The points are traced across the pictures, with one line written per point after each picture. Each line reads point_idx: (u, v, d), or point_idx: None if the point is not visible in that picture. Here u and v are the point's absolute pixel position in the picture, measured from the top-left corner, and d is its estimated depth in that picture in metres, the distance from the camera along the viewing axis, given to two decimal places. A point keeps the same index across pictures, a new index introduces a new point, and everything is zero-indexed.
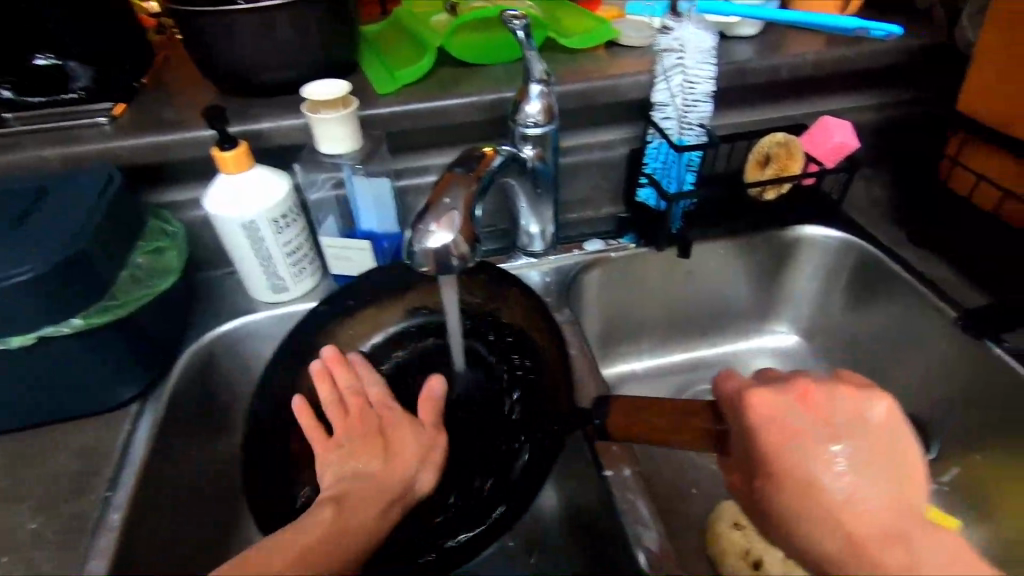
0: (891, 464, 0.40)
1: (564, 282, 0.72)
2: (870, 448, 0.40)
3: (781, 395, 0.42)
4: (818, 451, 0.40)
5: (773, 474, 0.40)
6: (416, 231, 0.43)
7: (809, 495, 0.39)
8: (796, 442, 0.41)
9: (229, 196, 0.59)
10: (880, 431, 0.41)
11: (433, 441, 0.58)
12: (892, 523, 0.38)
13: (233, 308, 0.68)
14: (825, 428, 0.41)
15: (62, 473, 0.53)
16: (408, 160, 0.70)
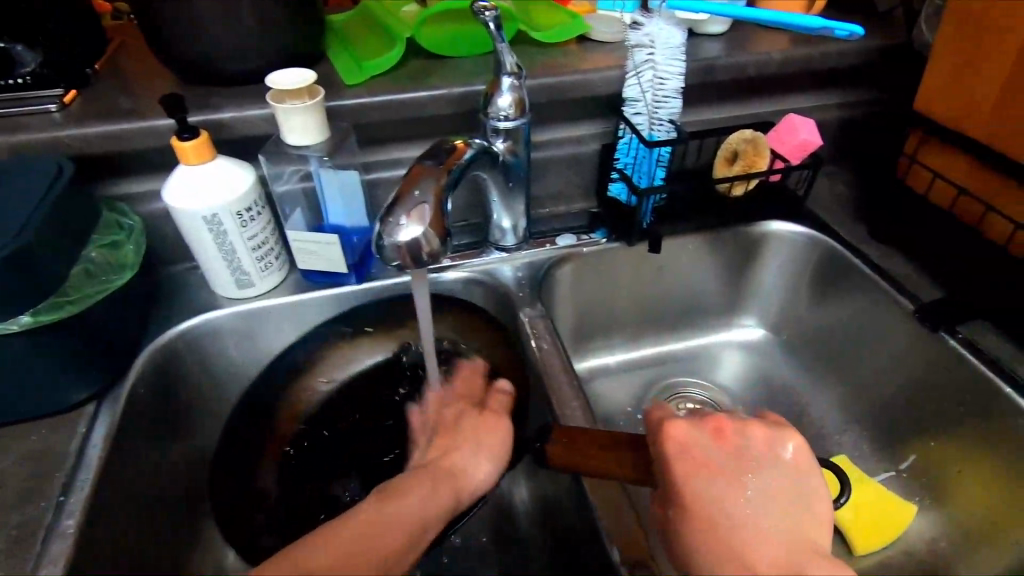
0: (794, 501, 0.41)
1: (536, 276, 0.71)
2: (774, 483, 0.41)
3: (697, 427, 0.44)
4: (723, 482, 0.41)
5: (680, 502, 0.41)
6: (386, 224, 0.42)
7: (711, 524, 0.40)
8: (704, 473, 0.42)
9: (189, 189, 0.57)
10: (787, 467, 0.42)
11: (493, 434, 0.53)
12: (787, 553, 0.39)
13: (196, 304, 0.66)
14: (732, 460, 0.42)
15: (10, 478, 0.50)
16: (378, 153, 0.69)
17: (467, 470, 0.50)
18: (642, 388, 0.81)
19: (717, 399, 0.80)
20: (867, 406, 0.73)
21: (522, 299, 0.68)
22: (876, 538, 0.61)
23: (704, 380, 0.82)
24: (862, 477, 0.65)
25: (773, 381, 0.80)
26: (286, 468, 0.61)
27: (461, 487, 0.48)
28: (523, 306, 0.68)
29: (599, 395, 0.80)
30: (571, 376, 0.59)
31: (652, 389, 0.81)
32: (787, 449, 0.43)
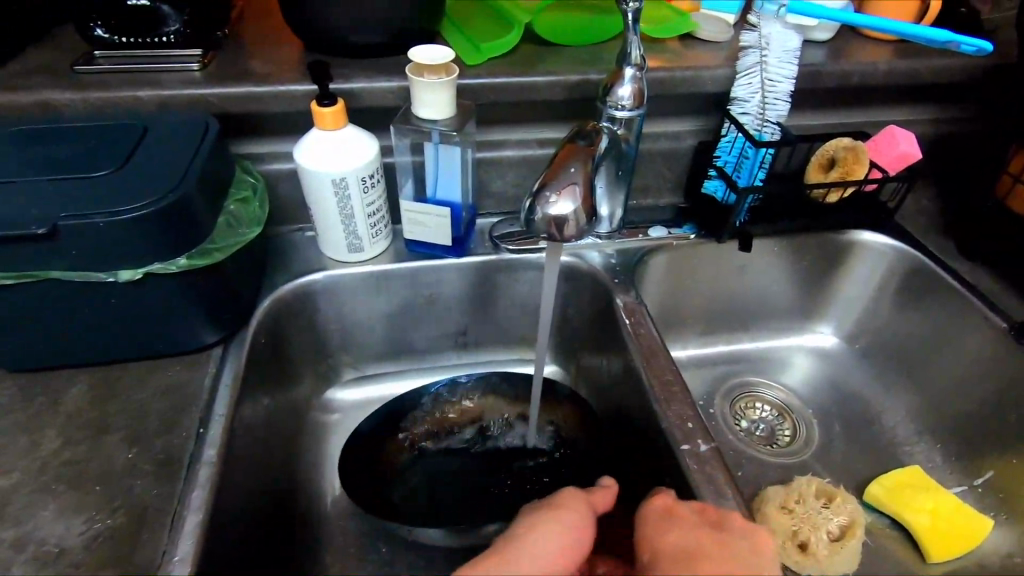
0: (763, 574, 0.42)
1: (629, 264, 0.73)
2: (743, 547, 0.43)
3: (684, 502, 0.48)
4: (698, 536, 0.44)
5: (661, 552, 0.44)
6: (541, 198, 0.45)
7: (678, 562, 0.42)
8: (680, 526, 0.45)
9: (323, 152, 0.60)
10: (760, 540, 0.44)
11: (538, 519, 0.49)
12: None
13: (306, 262, 0.69)
14: (709, 526, 0.45)
15: (149, 408, 0.53)
16: (486, 133, 0.72)
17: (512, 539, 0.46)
18: (713, 383, 0.82)
19: (789, 402, 0.81)
20: (942, 419, 0.73)
21: (617, 285, 0.70)
22: (952, 548, 0.62)
23: (774, 382, 0.83)
24: (943, 491, 0.66)
25: (845, 388, 0.81)
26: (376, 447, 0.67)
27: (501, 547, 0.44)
28: (618, 290, 0.69)
29: None
30: (670, 364, 0.61)
31: (723, 384, 0.82)
32: (761, 533, 0.45)
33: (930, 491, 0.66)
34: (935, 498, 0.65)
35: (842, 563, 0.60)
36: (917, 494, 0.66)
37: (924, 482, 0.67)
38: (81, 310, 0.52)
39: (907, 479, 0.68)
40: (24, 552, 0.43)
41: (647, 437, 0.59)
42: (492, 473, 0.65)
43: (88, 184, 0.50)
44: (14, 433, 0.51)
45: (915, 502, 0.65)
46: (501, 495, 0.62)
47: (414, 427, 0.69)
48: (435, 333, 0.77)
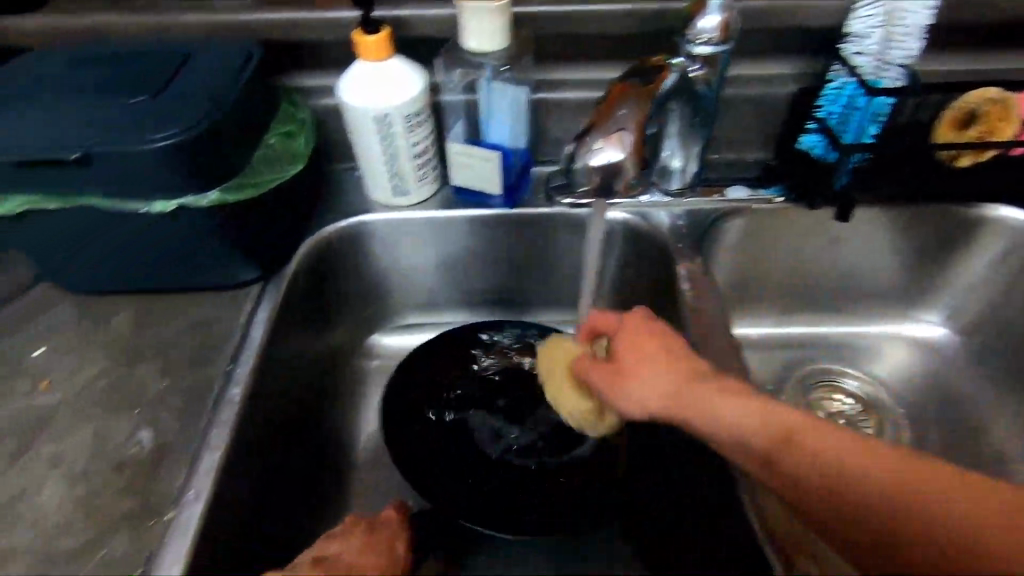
0: (628, 361, 0.46)
1: (699, 227, 0.64)
2: (645, 370, 0.44)
3: (650, 326, 0.47)
4: (657, 370, 0.44)
5: (641, 385, 0.44)
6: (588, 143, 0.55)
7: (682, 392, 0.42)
8: (660, 358, 0.44)
9: (367, 85, 0.56)
10: (642, 341, 0.46)
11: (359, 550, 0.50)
12: (679, 403, 0.42)
13: (353, 204, 0.67)
14: (681, 380, 0.42)
15: (184, 341, 0.54)
16: (546, 71, 0.64)
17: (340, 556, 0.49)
18: (788, 367, 0.73)
19: (876, 398, 0.70)
20: None
21: (682, 249, 0.62)
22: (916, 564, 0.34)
23: (859, 372, 0.73)
24: (875, 446, 0.36)
25: (947, 388, 0.70)
26: (401, 417, 0.61)
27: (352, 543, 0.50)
28: (681, 257, 0.62)
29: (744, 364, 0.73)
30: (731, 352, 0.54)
31: (800, 368, 0.73)
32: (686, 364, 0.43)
33: (804, 430, 0.37)
34: (835, 444, 0.36)
35: (571, 412, 0.55)
36: (815, 450, 0.36)
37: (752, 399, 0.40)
38: (121, 237, 0.52)
39: (717, 376, 0.42)
40: (57, 470, 0.45)
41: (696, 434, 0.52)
42: (495, 464, 0.58)
43: (123, 107, 0.48)
44: (63, 352, 0.53)
45: (832, 489, 0.35)
46: (488, 492, 0.57)
47: (441, 392, 0.63)
48: (481, 288, 0.73)
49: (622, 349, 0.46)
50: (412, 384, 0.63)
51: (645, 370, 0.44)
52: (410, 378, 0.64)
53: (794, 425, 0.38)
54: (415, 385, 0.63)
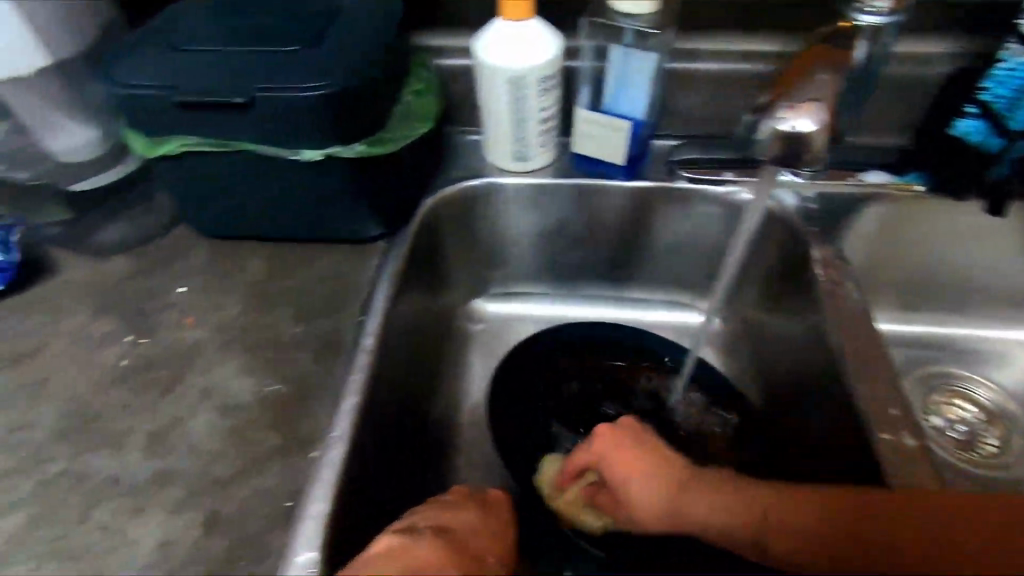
0: (612, 475, 0.47)
1: (832, 212, 0.61)
2: (633, 478, 0.46)
3: (626, 443, 0.48)
4: (640, 484, 0.46)
5: (637, 506, 0.46)
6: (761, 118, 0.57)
7: (664, 505, 0.45)
8: (632, 472, 0.46)
9: (506, 45, 0.55)
10: (619, 453, 0.47)
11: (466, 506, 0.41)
12: (666, 515, 0.45)
13: (471, 167, 0.66)
14: (661, 485, 0.45)
15: (317, 289, 0.56)
16: (686, 42, 0.63)
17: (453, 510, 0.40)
18: (907, 367, 0.70)
19: (1005, 407, 0.67)
20: None
21: (814, 234, 0.59)
22: None
23: (985, 379, 0.69)
24: (818, 501, 0.41)
25: None
26: (506, 400, 0.59)
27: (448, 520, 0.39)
28: (813, 241, 0.59)
29: (897, 362, 0.70)
30: (868, 347, 0.52)
31: (921, 369, 0.70)
32: (652, 466, 0.46)
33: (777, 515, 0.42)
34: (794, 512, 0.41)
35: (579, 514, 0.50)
36: (786, 532, 0.41)
37: (719, 491, 0.44)
38: (266, 185, 0.54)
39: (696, 473, 0.45)
40: (208, 400, 0.47)
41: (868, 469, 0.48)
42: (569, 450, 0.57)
43: (280, 55, 0.49)
44: (206, 291, 0.55)
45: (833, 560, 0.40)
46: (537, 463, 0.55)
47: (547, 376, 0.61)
48: (587, 263, 0.71)
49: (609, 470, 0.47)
50: (519, 368, 0.61)
51: (629, 481, 0.46)
52: (516, 361, 0.62)
53: (761, 520, 0.42)
54: (521, 369, 0.61)
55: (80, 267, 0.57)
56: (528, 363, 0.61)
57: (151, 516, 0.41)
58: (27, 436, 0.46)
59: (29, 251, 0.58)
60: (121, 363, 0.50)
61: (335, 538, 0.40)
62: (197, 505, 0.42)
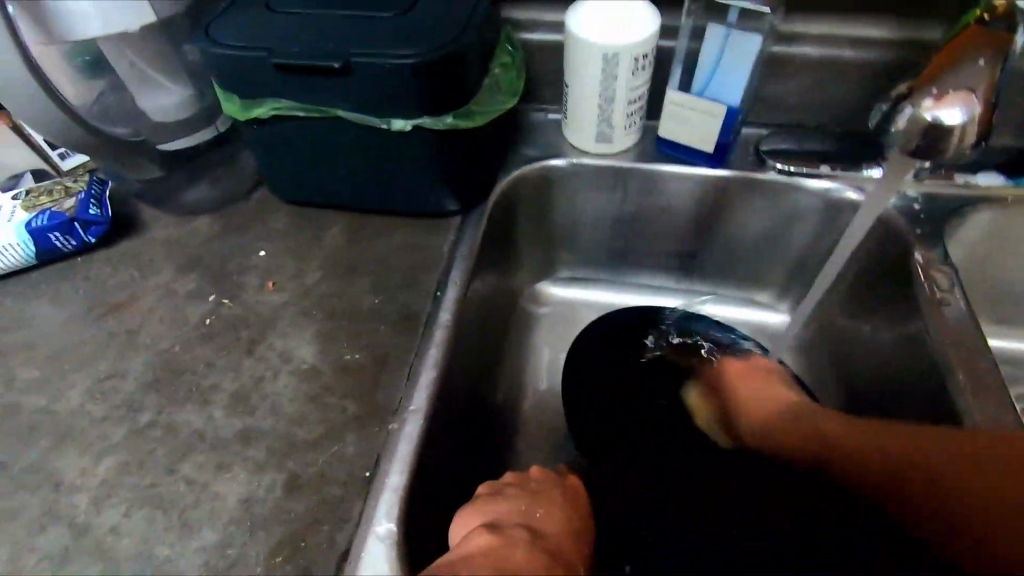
0: (730, 381, 0.57)
1: (940, 214, 0.57)
2: (749, 389, 0.55)
3: (754, 361, 0.58)
4: (755, 388, 0.55)
5: (738, 411, 0.55)
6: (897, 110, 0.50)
7: (751, 409, 0.54)
8: (755, 377, 0.56)
9: (602, 20, 0.52)
10: (745, 368, 0.57)
11: (548, 507, 0.43)
12: (753, 421, 0.53)
13: (549, 147, 0.65)
14: (766, 384, 0.55)
15: (393, 261, 0.55)
16: (798, 23, 0.59)
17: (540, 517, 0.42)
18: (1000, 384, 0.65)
19: None
20: None
21: (918, 236, 0.55)
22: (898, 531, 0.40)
23: None
24: (875, 428, 0.46)
25: None
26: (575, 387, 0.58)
27: (534, 522, 0.41)
28: (916, 244, 0.55)
29: (1009, 379, 0.65)
30: (974, 364, 0.49)
31: (1015, 387, 0.65)
32: (778, 378, 0.56)
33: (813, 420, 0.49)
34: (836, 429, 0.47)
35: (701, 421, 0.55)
36: (833, 443, 0.46)
37: (797, 402, 0.52)
38: (349, 154, 0.53)
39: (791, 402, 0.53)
40: (288, 364, 0.48)
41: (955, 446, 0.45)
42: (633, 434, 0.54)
43: (372, 22, 0.49)
44: (286, 257, 0.56)
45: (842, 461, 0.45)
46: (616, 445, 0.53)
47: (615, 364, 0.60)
48: (659, 253, 0.69)
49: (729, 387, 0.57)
50: (589, 351, 0.60)
51: (745, 382, 0.56)
52: (586, 345, 0.61)
53: (808, 436, 0.48)
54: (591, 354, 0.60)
55: (167, 226, 0.59)
56: (597, 350, 0.60)
57: (234, 474, 0.42)
58: (118, 385, 0.47)
59: (121, 206, 0.59)
60: (205, 322, 0.51)
61: (410, 512, 0.40)
62: (278, 468, 0.42)
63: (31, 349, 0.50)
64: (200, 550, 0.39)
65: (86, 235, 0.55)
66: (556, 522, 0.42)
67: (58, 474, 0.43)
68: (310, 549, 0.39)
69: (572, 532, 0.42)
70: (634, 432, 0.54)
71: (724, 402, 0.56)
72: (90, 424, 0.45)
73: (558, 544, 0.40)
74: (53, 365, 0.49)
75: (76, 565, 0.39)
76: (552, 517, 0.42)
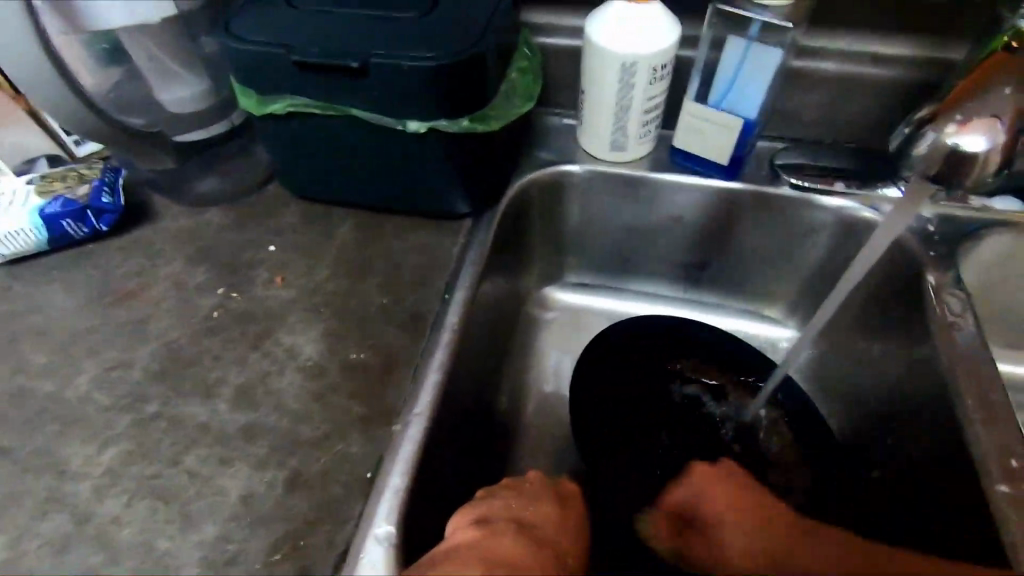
0: (705, 504, 0.45)
1: (954, 236, 0.56)
2: (710, 501, 0.45)
3: (727, 478, 0.45)
4: (719, 501, 0.44)
5: (713, 551, 0.43)
6: (918, 134, 0.55)
7: (716, 537, 0.43)
8: (720, 490, 0.45)
9: (622, 29, 0.52)
10: (720, 479, 0.46)
11: (533, 500, 0.41)
12: (702, 533, 0.44)
13: (563, 152, 0.64)
14: (734, 489, 0.45)
15: (403, 261, 0.55)
16: (821, 39, 0.59)
17: (530, 510, 0.40)
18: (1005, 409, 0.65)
19: None
20: None
21: (931, 258, 0.55)
22: None
23: None
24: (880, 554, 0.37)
25: None
26: (581, 391, 0.57)
27: (520, 513, 0.39)
28: (929, 266, 0.55)
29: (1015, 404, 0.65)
30: (980, 393, 0.49)
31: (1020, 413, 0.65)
32: (715, 476, 0.46)
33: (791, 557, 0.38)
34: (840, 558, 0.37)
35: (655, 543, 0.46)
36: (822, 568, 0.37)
37: (792, 533, 0.40)
38: (363, 152, 0.53)
39: (765, 523, 0.41)
40: (294, 361, 0.48)
41: (968, 491, 0.47)
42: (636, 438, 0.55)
43: (391, 23, 0.48)
44: (296, 252, 0.56)
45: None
46: (618, 450, 0.53)
47: (621, 370, 0.60)
48: (669, 262, 0.69)
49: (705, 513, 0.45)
50: (595, 357, 0.59)
51: (710, 491, 0.45)
52: (594, 350, 0.59)
53: (779, 556, 0.39)
54: (599, 361, 0.59)
55: (179, 216, 0.59)
56: (603, 357, 0.59)
57: (237, 469, 0.42)
58: (124, 375, 0.48)
59: (133, 195, 0.60)
60: (214, 314, 0.51)
61: (410, 516, 0.41)
62: (281, 464, 0.43)
63: (40, 334, 0.50)
64: (200, 543, 0.39)
65: (99, 223, 0.55)
66: (541, 515, 0.40)
67: (62, 461, 0.43)
68: (310, 548, 0.39)
69: (557, 522, 0.40)
70: (641, 437, 0.55)
71: (698, 528, 0.45)
72: (95, 411, 0.46)
73: (547, 539, 0.38)
74: (61, 351, 0.49)
75: (78, 553, 0.39)
76: (538, 510, 0.40)
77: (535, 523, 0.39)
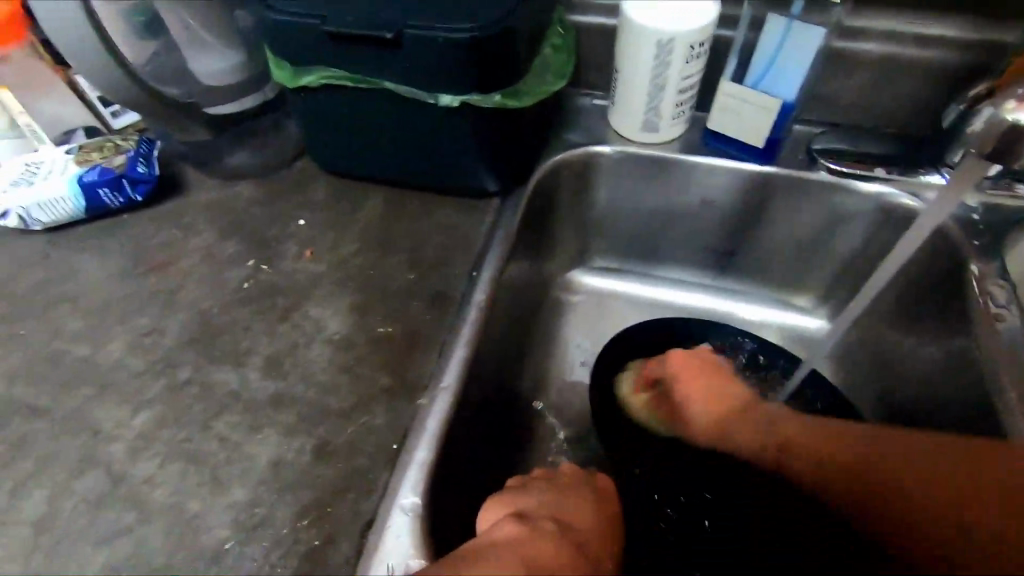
0: (683, 381, 0.54)
1: (1000, 225, 0.54)
2: (700, 382, 0.54)
3: (709, 363, 0.55)
4: (700, 385, 0.54)
5: (693, 411, 0.53)
6: (972, 111, 0.52)
7: (706, 406, 0.53)
8: (708, 381, 0.54)
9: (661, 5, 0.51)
10: (697, 366, 0.55)
11: (575, 502, 0.41)
12: (702, 412, 0.53)
13: (593, 134, 0.63)
14: (717, 378, 0.54)
15: (430, 238, 0.55)
16: (866, 18, 0.57)
17: (571, 511, 0.40)
18: None
19: None
20: None
21: (975, 248, 0.53)
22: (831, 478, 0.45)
23: None
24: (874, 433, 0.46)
25: None
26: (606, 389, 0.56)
27: (562, 515, 0.40)
28: (972, 256, 0.53)
29: None
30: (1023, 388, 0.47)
31: None
32: (725, 386, 0.53)
33: (768, 413, 0.51)
34: (839, 442, 0.46)
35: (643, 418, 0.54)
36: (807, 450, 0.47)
37: (763, 412, 0.51)
38: (394, 128, 0.53)
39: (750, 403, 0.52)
40: (321, 333, 0.48)
41: None
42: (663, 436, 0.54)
43: None
44: (324, 227, 0.56)
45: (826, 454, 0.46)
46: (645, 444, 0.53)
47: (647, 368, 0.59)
48: (698, 249, 0.68)
49: (678, 387, 0.54)
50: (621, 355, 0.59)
51: (696, 381, 0.54)
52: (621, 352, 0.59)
53: (789, 439, 0.48)
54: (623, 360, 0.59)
55: (210, 189, 0.59)
56: (629, 352, 0.59)
57: (265, 436, 0.43)
58: (157, 342, 0.48)
59: (167, 167, 0.60)
60: (244, 286, 0.52)
61: (435, 488, 0.41)
62: (308, 433, 0.43)
63: (76, 300, 0.51)
64: (229, 507, 0.40)
65: (133, 193, 0.56)
66: (583, 519, 0.40)
67: (97, 422, 0.44)
68: (336, 516, 0.39)
69: (598, 530, 0.40)
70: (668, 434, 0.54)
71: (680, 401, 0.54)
72: (129, 376, 0.46)
73: (585, 542, 0.38)
74: (97, 317, 0.50)
75: (112, 511, 0.40)
76: (579, 513, 0.41)
77: (575, 524, 0.39)
